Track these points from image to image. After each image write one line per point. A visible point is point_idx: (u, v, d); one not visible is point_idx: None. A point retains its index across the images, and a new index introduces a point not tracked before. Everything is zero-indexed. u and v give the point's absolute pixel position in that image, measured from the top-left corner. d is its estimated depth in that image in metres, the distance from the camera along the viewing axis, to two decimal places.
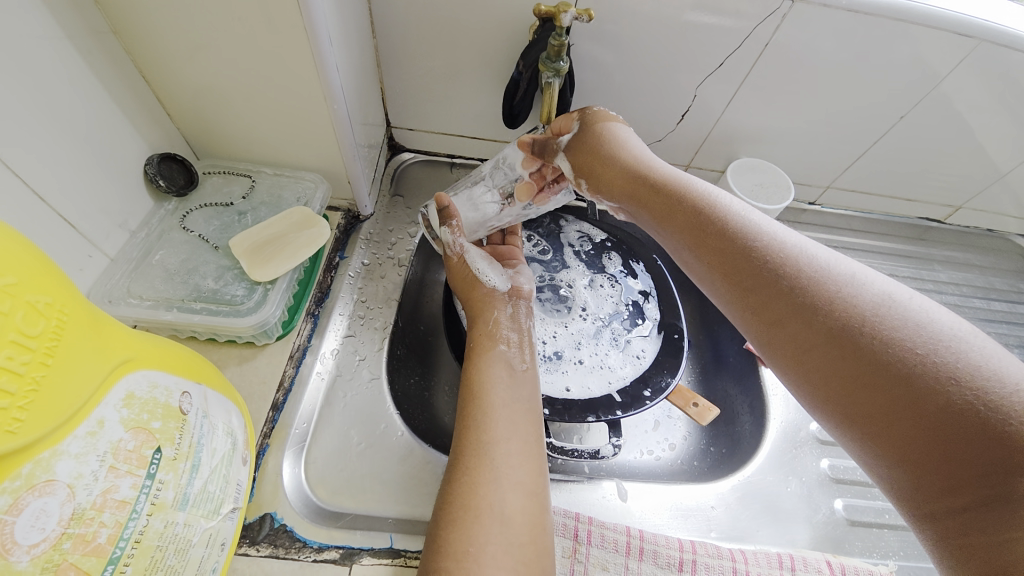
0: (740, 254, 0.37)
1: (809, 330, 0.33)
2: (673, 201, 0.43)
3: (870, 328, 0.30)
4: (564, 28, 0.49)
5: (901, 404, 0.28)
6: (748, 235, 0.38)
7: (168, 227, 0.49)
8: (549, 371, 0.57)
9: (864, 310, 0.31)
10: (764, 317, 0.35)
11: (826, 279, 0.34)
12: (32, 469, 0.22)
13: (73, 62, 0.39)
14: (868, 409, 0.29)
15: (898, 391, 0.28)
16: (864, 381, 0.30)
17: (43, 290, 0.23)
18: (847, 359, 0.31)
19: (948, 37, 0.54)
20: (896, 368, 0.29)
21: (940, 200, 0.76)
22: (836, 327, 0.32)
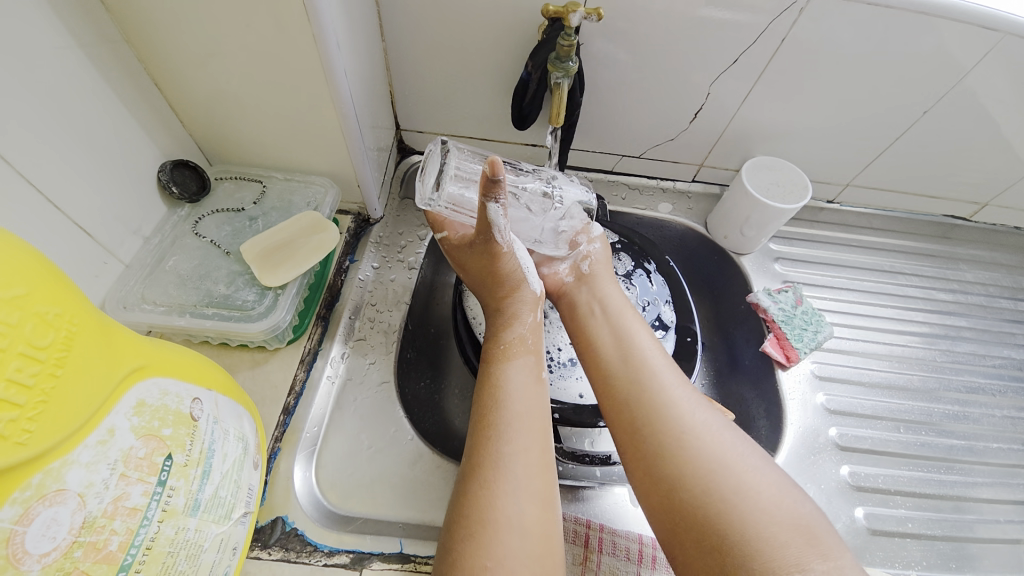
0: (624, 369, 0.46)
1: (643, 465, 0.40)
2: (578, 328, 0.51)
3: (700, 455, 0.39)
4: (573, 28, 0.48)
5: (697, 550, 0.35)
6: (633, 352, 0.47)
7: (181, 233, 0.50)
8: (564, 377, 0.56)
9: (695, 439, 0.40)
10: (620, 426, 0.43)
11: (676, 404, 0.42)
12: (43, 479, 0.23)
13: (85, 72, 0.40)
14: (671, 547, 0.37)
15: (699, 537, 0.36)
16: (682, 519, 0.37)
17: (52, 300, 0.24)
18: (666, 476, 0.39)
19: (975, 27, 0.51)
20: (697, 516, 0.36)
21: (966, 197, 0.73)
22: (671, 450, 0.40)
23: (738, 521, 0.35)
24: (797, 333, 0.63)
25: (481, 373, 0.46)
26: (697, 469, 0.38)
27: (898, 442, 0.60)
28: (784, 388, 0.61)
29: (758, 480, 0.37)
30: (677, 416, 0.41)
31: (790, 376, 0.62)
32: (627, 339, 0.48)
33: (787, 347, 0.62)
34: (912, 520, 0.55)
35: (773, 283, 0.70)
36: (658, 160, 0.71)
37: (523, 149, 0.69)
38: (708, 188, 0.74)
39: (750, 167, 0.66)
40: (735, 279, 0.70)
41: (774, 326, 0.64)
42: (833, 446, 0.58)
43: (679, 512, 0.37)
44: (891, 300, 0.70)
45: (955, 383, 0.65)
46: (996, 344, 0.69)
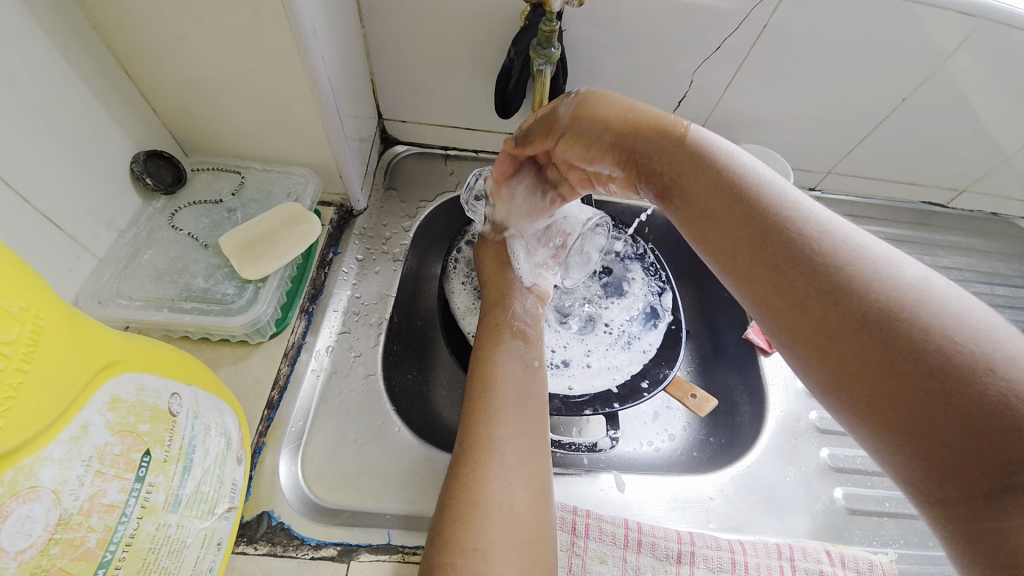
0: (774, 244, 0.34)
1: (850, 333, 0.30)
2: (720, 199, 0.37)
3: (876, 310, 0.29)
4: (554, 14, 0.48)
5: (909, 373, 0.27)
6: (770, 212, 0.36)
7: (157, 226, 0.49)
8: (554, 373, 0.57)
9: (872, 293, 0.30)
10: (780, 309, 0.33)
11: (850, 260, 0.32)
12: (14, 476, 0.22)
13: (51, 58, 0.38)
14: (875, 385, 0.28)
15: (910, 364, 0.27)
16: (877, 338, 0.28)
17: (17, 294, 0.23)
18: (863, 351, 0.29)
19: (953, 14, 0.52)
20: (872, 313, 0.29)
21: (943, 184, 0.74)
22: (853, 316, 0.30)
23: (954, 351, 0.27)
24: None
25: (474, 355, 0.47)
26: (835, 264, 0.31)
27: None
28: (767, 373, 0.60)
29: (945, 323, 0.28)
30: (842, 269, 0.31)
31: (773, 362, 0.61)
32: (764, 189, 0.37)
33: None
34: (890, 499, 0.54)
35: None
36: None
37: (508, 138, 0.68)
38: None
39: None
40: None
41: None
42: (813, 429, 0.57)
43: (878, 367, 0.28)
44: None
45: None
46: None
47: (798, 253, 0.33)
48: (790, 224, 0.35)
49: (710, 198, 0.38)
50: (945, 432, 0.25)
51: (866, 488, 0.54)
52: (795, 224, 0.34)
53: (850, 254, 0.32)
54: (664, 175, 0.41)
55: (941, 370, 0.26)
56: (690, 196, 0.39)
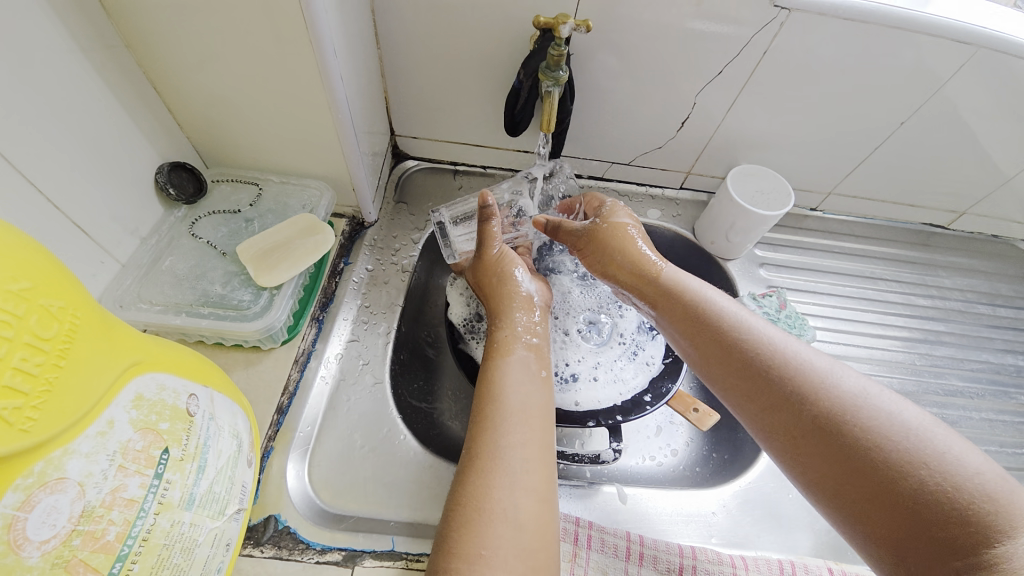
0: (747, 361, 0.41)
1: (816, 441, 0.36)
2: (701, 321, 0.45)
3: (841, 416, 0.35)
4: (563, 39, 0.50)
5: (879, 484, 0.32)
6: (741, 333, 0.43)
7: (178, 234, 0.51)
8: (562, 388, 0.58)
9: (839, 403, 0.36)
10: (762, 415, 0.39)
11: (809, 373, 0.39)
12: (44, 467, 0.23)
13: (87, 74, 0.41)
14: (859, 493, 0.33)
15: (876, 475, 0.33)
16: (848, 455, 0.34)
17: (56, 294, 0.24)
18: (832, 453, 0.35)
19: (948, 42, 0.54)
20: (845, 435, 0.35)
21: (944, 205, 0.75)
22: (821, 421, 0.36)
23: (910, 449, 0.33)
24: None
25: (483, 366, 0.48)
26: (813, 390, 0.37)
27: None
28: None
29: (900, 428, 0.34)
30: (811, 385, 0.38)
31: None
32: (737, 316, 0.44)
33: None
34: None
35: (759, 287, 0.72)
36: (647, 167, 0.73)
37: (516, 155, 0.70)
38: (695, 196, 0.76)
39: (735, 175, 0.67)
40: (721, 283, 0.72)
41: None
42: None
43: (848, 472, 0.34)
44: (873, 304, 0.72)
45: (933, 385, 0.67)
46: (974, 347, 0.71)
47: (773, 373, 0.39)
48: (764, 346, 0.41)
49: (691, 320, 0.45)
50: (907, 535, 0.31)
51: None
52: (767, 346, 0.41)
53: (811, 375, 0.38)
54: (659, 294, 0.49)
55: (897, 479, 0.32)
56: (676, 317, 0.47)
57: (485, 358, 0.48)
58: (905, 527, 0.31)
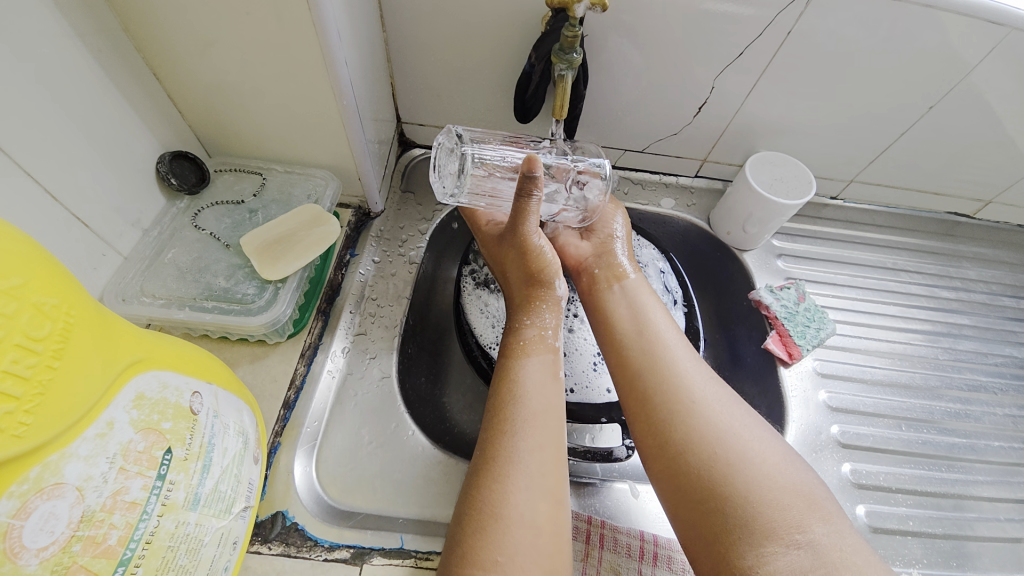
0: (642, 353, 0.46)
1: (674, 436, 0.41)
2: (621, 321, 0.49)
3: (705, 415, 0.42)
4: (576, 19, 0.48)
5: (711, 482, 0.38)
6: (646, 331, 0.48)
7: (180, 225, 0.49)
8: (595, 373, 0.58)
9: (707, 405, 0.42)
10: (636, 395, 0.45)
11: (692, 375, 0.44)
12: (40, 472, 0.22)
13: (83, 61, 0.39)
14: (695, 487, 0.39)
15: (701, 464, 0.39)
16: (691, 447, 0.40)
17: (50, 291, 0.23)
18: (681, 436, 0.41)
19: (984, 22, 0.51)
20: (703, 441, 0.40)
21: (970, 194, 0.72)
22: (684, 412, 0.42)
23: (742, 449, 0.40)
24: (799, 330, 0.63)
25: (499, 365, 0.46)
26: (688, 398, 0.43)
27: (899, 440, 0.60)
28: (786, 386, 0.61)
29: (747, 443, 0.40)
30: (689, 388, 0.44)
31: (793, 373, 0.62)
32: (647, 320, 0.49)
33: (789, 344, 0.62)
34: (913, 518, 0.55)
35: (775, 279, 0.70)
36: (660, 155, 0.71)
37: None
38: (710, 184, 0.74)
39: (753, 163, 0.65)
40: (736, 274, 0.70)
41: (777, 323, 0.64)
42: (835, 443, 0.58)
43: (691, 469, 0.39)
44: (894, 297, 0.70)
45: (956, 381, 0.65)
46: (998, 341, 0.69)
47: (660, 376, 0.45)
48: (666, 354, 0.46)
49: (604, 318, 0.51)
50: (713, 512, 0.38)
51: (889, 507, 0.55)
52: (666, 350, 0.46)
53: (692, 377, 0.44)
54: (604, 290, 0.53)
55: (720, 481, 0.38)
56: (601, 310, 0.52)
57: (507, 347, 0.47)
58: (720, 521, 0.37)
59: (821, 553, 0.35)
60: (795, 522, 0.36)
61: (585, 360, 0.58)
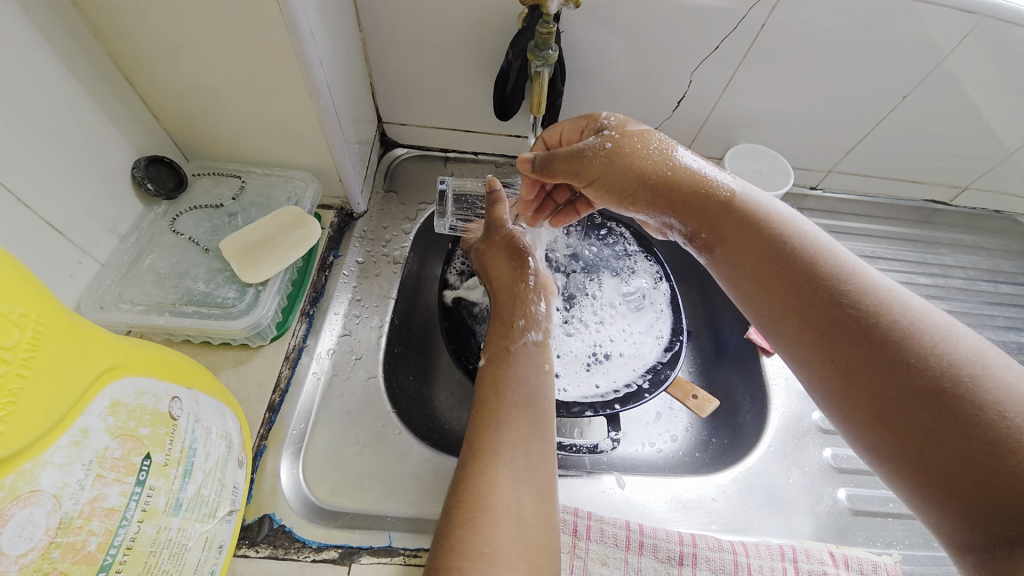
0: (788, 269, 0.36)
1: (888, 381, 0.30)
2: (763, 245, 0.38)
3: (899, 333, 0.30)
4: (551, 16, 0.48)
5: (954, 442, 0.27)
6: (784, 241, 0.37)
7: (158, 231, 0.49)
8: (586, 373, 0.58)
9: (898, 320, 0.31)
10: (800, 321, 0.34)
11: (865, 286, 0.33)
12: (14, 480, 0.22)
13: (53, 67, 0.39)
14: (922, 447, 0.28)
15: (917, 400, 0.28)
16: (891, 380, 0.29)
17: (16, 300, 0.23)
18: (875, 370, 0.30)
19: (952, 12, 0.52)
20: (931, 384, 0.28)
21: (946, 181, 0.74)
22: (867, 337, 0.31)
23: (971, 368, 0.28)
24: None
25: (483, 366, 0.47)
26: (898, 330, 0.30)
27: None
28: (769, 374, 0.60)
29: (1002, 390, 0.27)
30: (866, 300, 0.32)
31: (774, 362, 0.60)
32: (810, 240, 0.37)
33: None
34: (893, 500, 0.53)
35: None
36: None
37: (507, 139, 0.68)
38: None
39: (732, 158, 0.67)
40: None
41: None
42: (816, 429, 0.56)
43: (920, 421, 0.28)
44: None
45: None
46: (976, 325, 0.71)
47: (849, 305, 0.32)
48: (824, 258, 0.35)
49: (727, 228, 0.40)
50: (949, 467, 0.27)
51: (870, 488, 0.54)
52: (848, 272, 0.34)
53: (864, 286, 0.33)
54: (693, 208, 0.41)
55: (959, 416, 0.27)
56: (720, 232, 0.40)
57: (492, 349, 0.48)
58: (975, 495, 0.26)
59: None
60: None
61: (577, 362, 0.59)
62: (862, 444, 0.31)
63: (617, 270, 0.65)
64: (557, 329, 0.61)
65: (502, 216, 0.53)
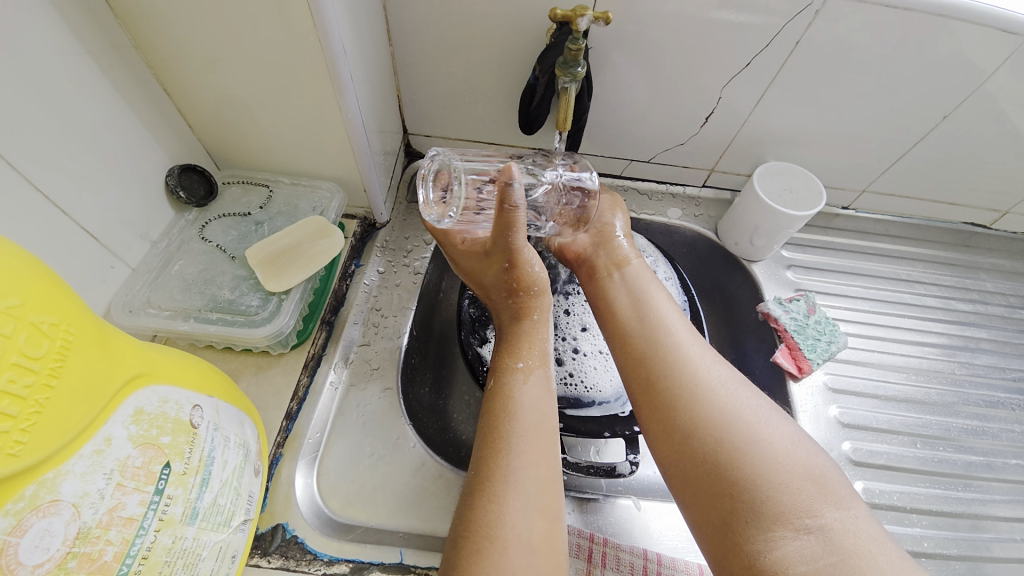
0: (642, 341, 0.46)
1: (693, 457, 0.39)
2: (616, 306, 0.50)
3: (706, 399, 0.40)
4: (581, 33, 0.48)
5: (718, 466, 0.37)
6: (643, 317, 0.47)
7: (188, 237, 0.50)
8: None
9: (707, 388, 0.41)
10: (638, 383, 0.44)
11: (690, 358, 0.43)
12: (36, 489, 0.22)
13: (95, 78, 0.40)
14: (705, 484, 0.38)
15: (709, 457, 0.38)
16: (693, 438, 0.39)
17: (48, 310, 0.23)
18: (688, 427, 0.40)
19: (1000, 30, 0.50)
20: (706, 419, 0.39)
21: (987, 204, 0.70)
22: (687, 401, 0.41)
23: (748, 427, 0.39)
24: (809, 344, 0.62)
25: (495, 388, 0.43)
26: (686, 376, 0.42)
27: (915, 458, 0.59)
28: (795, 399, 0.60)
29: (762, 431, 0.38)
30: (692, 372, 0.42)
31: (803, 387, 0.61)
32: (655, 318, 0.47)
33: (799, 358, 0.61)
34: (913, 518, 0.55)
35: (785, 291, 0.69)
36: (668, 165, 0.70)
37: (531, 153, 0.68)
38: (719, 194, 0.73)
39: (762, 173, 0.65)
40: (744, 285, 0.69)
41: (786, 336, 0.63)
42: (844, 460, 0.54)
43: (700, 459, 0.38)
44: (909, 310, 0.68)
45: (974, 397, 0.63)
46: (1017, 356, 0.67)
47: (662, 359, 0.44)
48: (664, 330, 0.46)
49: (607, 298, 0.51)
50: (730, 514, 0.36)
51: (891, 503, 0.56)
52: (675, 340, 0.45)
53: (685, 358, 0.43)
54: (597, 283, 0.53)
55: (735, 472, 0.37)
56: (596, 297, 0.52)
57: (506, 367, 0.44)
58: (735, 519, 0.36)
59: (832, 538, 0.34)
60: (809, 504, 0.35)
61: None
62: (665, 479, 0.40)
63: None
64: (589, 317, 0.62)
65: (518, 222, 0.42)
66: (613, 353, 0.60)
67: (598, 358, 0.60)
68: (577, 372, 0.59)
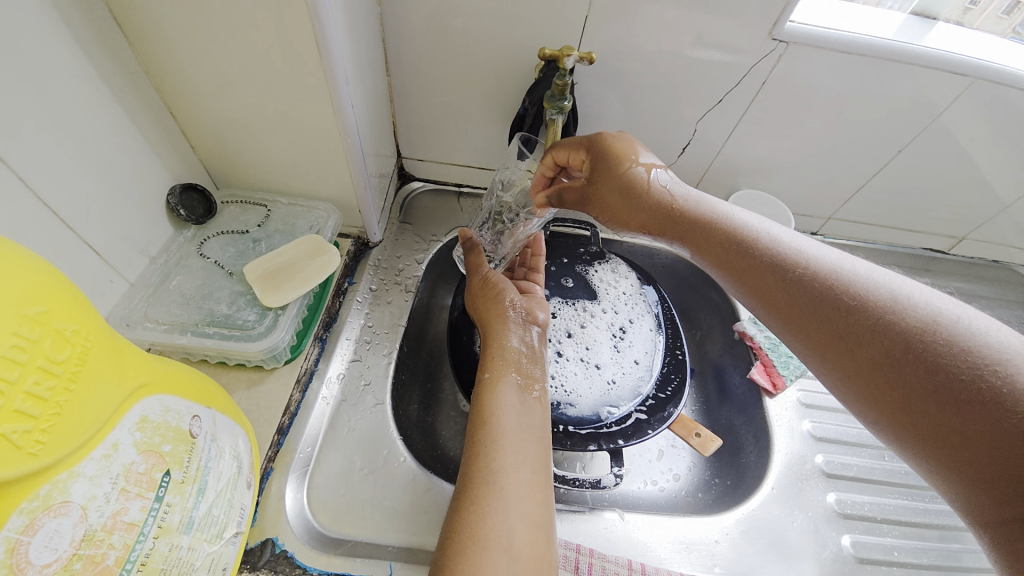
0: (774, 272, 0.41)
1: (881, 380, 0.34)
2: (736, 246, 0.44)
3: (874, 320, 0.35)
4: (567, 70, 0.52)
5: (919, 386, 0.32)
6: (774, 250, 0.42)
7: (186, 253, 0.51)
8: (618, 352, 0.60)
9: (873, 309, 0.35)
10: (789, 317, 0.39)
11: (842, 281, 0.38)
12: (49, 490, 0.23)
13: (105, 99, 0.42)
14: (926, 424, 0.31)
15: (905, 376, 0.32)
16: (877, 361, 0.34)
17: (70, 317, 0.25)
18: (858, 351, 0.35)
19: (947, 73, 0.55)
20: (877, 340, 0.34)
21: (944, 231, 0.76)
22: (851, 329, 0.36)
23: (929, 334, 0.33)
24: (783, 360, 0.63)
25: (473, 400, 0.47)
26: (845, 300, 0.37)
27: (883, 471, 0.58)
28: (771, 414, 0.60)
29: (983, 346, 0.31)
30: (849, 294, 0.37)
31: (777, 403, 0.61)
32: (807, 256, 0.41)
33: (774, 374, 0.62)
34: (899, 549, 0.53)
35: None
36: None
37: None
38: None
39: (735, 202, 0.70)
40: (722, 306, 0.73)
41: (761, 352, 0.64)
42: (820, 473, 0.57)
43: (894, 383, 0.33)
44: None
45: None
46: None
47: (813, 288, 0.38)
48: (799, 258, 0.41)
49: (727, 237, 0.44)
50: (956, 442, 0.30)
51: (875, 536, 0.54)
52: (832, 277, 0.38)
53: (840, 279, 0.38)
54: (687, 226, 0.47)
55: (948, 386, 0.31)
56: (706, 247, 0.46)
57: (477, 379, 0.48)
58: (982, 449, 0.29)
59: None
60: None
61: (605, 346, 0.61)
62: (863, 416, 0.35)
63: (604, 270, 0.67)
64: (573, 324, 0.63)
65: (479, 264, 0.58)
66: (594, 363, 0.59)
67: (578, 363, 0.59)
68: (558, 376, 0.58)
